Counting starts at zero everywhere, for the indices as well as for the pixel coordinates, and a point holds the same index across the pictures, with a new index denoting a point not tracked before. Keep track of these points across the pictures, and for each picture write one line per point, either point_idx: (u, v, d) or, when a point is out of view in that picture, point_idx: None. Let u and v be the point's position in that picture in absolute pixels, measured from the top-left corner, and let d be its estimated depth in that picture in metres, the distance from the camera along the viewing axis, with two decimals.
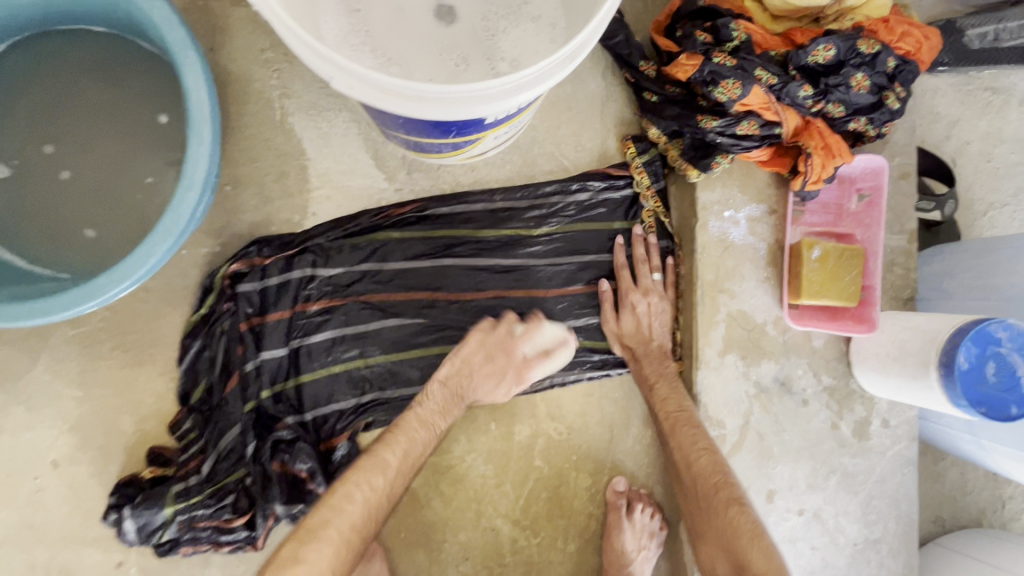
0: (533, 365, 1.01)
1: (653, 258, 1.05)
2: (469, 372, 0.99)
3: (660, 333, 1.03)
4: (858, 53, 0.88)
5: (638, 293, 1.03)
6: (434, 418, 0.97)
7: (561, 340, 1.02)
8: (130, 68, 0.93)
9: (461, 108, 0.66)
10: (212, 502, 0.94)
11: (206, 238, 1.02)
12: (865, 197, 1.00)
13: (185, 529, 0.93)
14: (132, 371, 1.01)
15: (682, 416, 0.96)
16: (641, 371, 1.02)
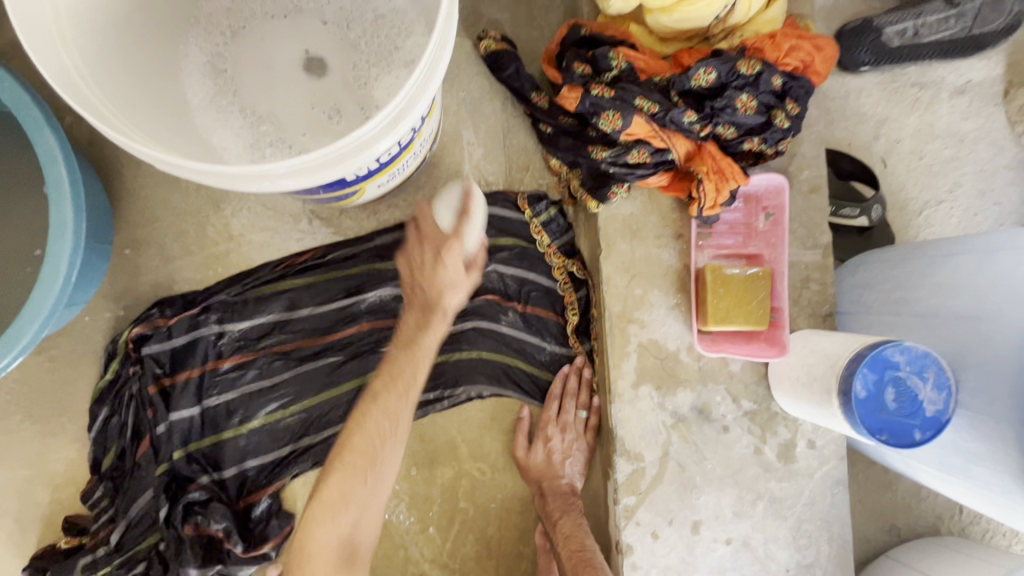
0: (461, 230, 0.79)
1: (582, 393, 1.04)
2: (417, 269, 0.79)
3: (570, 470, 1.03)
4: (739, 75, 0.86)
5: (556, 426, 1.03)
6: (415, 338, 0.80)
7: (466, 192, 0.84)
8: (14, 141, 0.93)
9: (307, 175, 0.66)
10: (123, 572, 0.94)
11: (110, 303, 1.02)
12: (771, 215, 0.97)
13: None
14: (44, 442, 1.01)
15: (582, 556, 0.90)
16: (546, 506, 1.00)
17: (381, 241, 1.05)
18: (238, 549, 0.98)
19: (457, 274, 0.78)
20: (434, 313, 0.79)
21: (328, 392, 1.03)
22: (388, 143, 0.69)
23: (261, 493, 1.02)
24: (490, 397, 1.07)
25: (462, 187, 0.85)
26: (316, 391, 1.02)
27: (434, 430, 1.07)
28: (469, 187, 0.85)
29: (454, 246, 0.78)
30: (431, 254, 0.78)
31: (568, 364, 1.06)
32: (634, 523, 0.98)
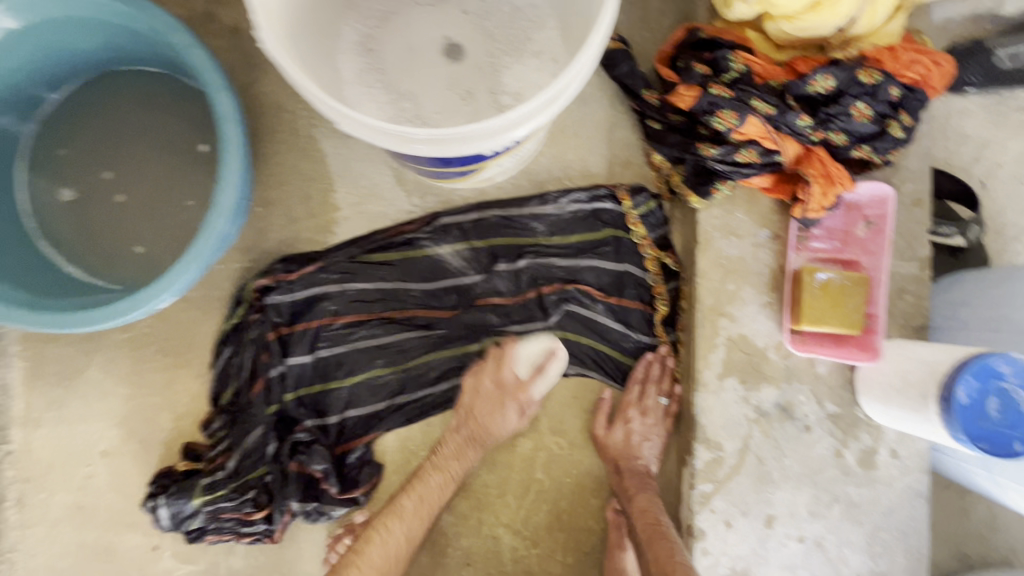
0: (530, 386, 1.09)
1: (664, 379, 1.08)
2: (474, 415, 1.08)
3: (648, 453, 1.07)
4: (858, 83, 0.89)
5: (637, 409, 1.08)
6: (449, 463, 1.07)
7: (550, 352, 1.10)
8: (178, 103, 1.05)
9: (442, 147, 0.72)
10: (235, 496, 1.02)
11: (240, 255, 1.12)
12: (872, 224, 0.99)
13: (211, 519, 1.03)
14: (172, 373, 1.12)
15: (658, 529, 0.96)
16: (622, 483, 1.05)
17: (484, 218, 1.12)
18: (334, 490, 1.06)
19: (515, 424, 1.08)
20: (472, 448, 1.08)
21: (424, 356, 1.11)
22: (522, 134, 0.75)
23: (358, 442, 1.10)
24: (573, 376, 1.13)
25: (540, 342, 1.10)
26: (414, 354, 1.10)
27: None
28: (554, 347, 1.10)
29: (517, 400, 1.08)
30: (498, 396, 1.08)
31: (652, 352, 1.10)
32: (709, 509, 1.01)
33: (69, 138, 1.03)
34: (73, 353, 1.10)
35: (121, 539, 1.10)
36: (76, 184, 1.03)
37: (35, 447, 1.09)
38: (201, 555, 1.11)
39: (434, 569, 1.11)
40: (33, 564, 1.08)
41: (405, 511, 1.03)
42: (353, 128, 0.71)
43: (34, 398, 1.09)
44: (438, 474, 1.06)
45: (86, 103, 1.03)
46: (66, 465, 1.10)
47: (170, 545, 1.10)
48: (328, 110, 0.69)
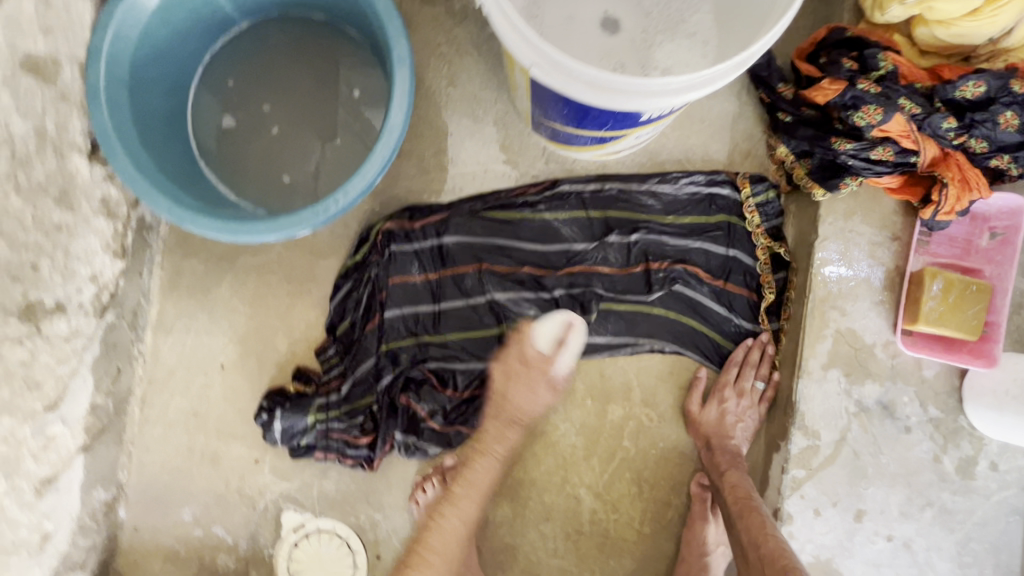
0: (554, 358, 1.10)
1: (763, 365, 1.11)
2: (505, 391, 1.09)
3: (739, 434, 1.09)
4: (1010, 92, 0.91)
5: (733, 390, 1.10)
6: (492, 446, 1.08)
7: (570, 325, 1.11)
8: (337, 49, 1.13)
9: (605, 96, 0.75)
10: (347, 419, 1.11)
11: (369, 197, 1.19)
12: (998, 235, 1.00)
13: (321, 437, 1.11)
14: (292, 300, 1.19)
15: (750, 503, 0.98)
16: (712, 459, 1.07)
17: (603, 189, 1.17)
18: (437, 428, 1.13)
19: (542, 395, 1.09)
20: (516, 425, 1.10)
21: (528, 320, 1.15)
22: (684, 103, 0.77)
23: (455, 390, 1.14)
24: (670, 353, 1.15)
25: (559, 316, 1.11)
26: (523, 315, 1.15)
27: (613, 373, 1.16)
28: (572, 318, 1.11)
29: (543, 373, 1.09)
30: (532, 384, 1.08)
31: (752, 338, 1.13)
32: (800, 495, 1.02)
33: (237, 70, 1.12)
34: (208, 269, 1.18)
35: (228, 448, 1.17)
36: (239, 113, 1.11)
37: (162, 351, 1.17)
38: (297, 474, 1.17)
39: (514, 520, 1.15)
40: (147, 459, 1.16)
41: (466, 512, 1.06)
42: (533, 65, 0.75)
43: (168, 306, 1.17)
44: (485, 476, 1.08)
45: (256, 41, 1.12)
46: (187, 372, 1.17)
47: (271, 460, 1.17)
48: (515, 37, 0.73)
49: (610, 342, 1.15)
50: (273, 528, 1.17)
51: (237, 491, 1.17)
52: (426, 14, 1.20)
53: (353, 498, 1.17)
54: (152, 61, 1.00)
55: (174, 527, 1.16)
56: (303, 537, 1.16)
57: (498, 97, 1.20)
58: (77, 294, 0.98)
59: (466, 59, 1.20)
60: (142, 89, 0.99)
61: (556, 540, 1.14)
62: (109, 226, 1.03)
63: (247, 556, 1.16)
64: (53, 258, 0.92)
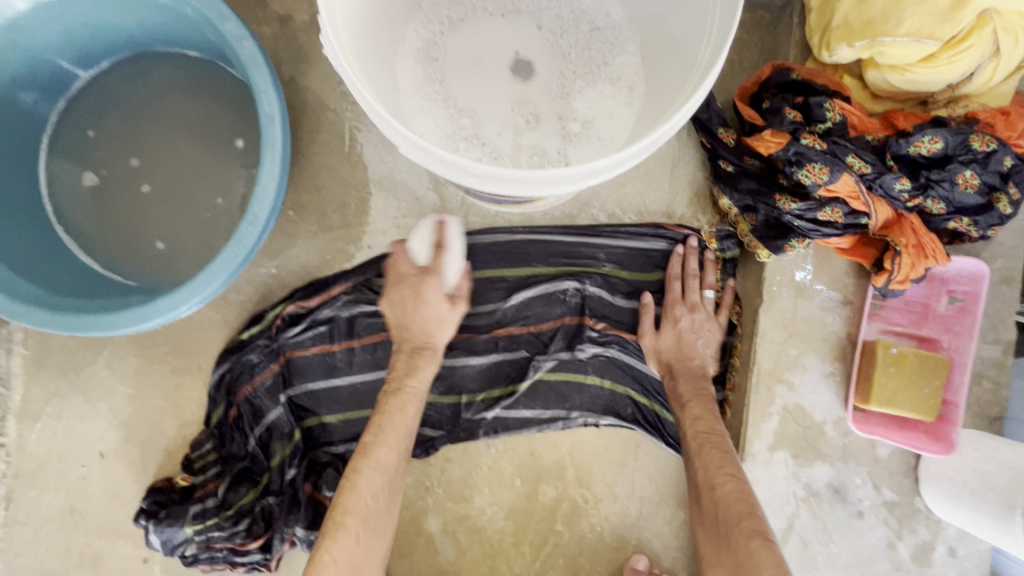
0: (437, 267, 0.91)
1: (707, 272, 0.99)
2: (411, 308, 0.92)
3: (704, 350, 0.97)
4: (969, 149, 0.80)
5: (683, 306, 0.98)
6: (404, 382, 0.91)
7: (438, 226, 0.91)
8: (216, 93, 0.97)
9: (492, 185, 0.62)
10: (229, 524, 0.95)
11: (264, 259, 1.05)
12: (956, 301, 0.90)
13: (203, 548, 0.96)
14: (181, 378, 1.05)
15: (711, 437, 0.89)
16: (675, 388, 0.95)
17: (530, 244, 1.04)
18: None
19: (444, 311, 0.92)
20: (424, 359, 0.92)
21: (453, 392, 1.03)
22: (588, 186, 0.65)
23: None
24: (607, 426, 1.04)
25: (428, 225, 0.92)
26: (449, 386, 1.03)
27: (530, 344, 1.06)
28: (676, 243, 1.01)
29: (431, 284, 0.90)
30: (413, 296, 0.91)
31: (681, 245, 1.01)
32: None
33: (99, 119, 0.96)
34: (78, 345, 1.03)
35: (111, 548, 1.04)
36: (102, 169, 0.96)
37: (30, 441, 1.02)
38: (191, 575, 1.04)
39: None
40: (17, 564, 1.02)
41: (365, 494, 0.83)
42: (404, 146, 0.61)
43: (34, 390, 1.02)
44: (393, 458, 0.86)
45: (119, 83, 0.96)
46: (60, 464, 1.03)
47: (160, 559, 1.04)
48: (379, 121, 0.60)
49: (539, 417, 1.04)
50: None
51: None
52: None
53: None
54: None
55: None
56: None
57: None
58: None
59: None
60: None
61: None
62: None
63: None
64: None
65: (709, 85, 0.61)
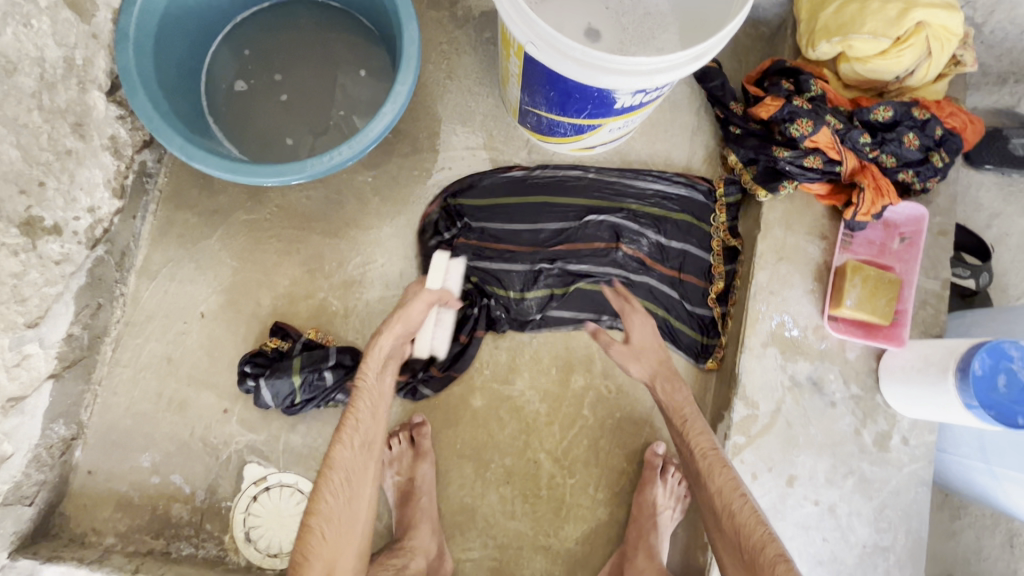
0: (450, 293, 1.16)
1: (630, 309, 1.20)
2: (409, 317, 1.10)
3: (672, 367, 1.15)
4: (911, 118, 1.12)
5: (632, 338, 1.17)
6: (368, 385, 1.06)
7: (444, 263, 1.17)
8: (349, 34, 1.25)
9: (591, 72, 0.87)
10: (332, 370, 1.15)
11: (363, 169, 1.29)
12: (906, 239, 1.18)
13: (313, 390, 1.15)
14: (280, 257, 1.25)
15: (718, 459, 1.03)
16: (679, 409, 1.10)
17: (581, 177, 1.29)
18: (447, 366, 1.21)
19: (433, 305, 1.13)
20: (388, 366, 1.10)
21: (527, 290, 1.23)
22: (654, 87, 0.90)
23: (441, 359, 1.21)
24: None
25: (437, 259, 1.16)
26: (522, 285, 1.23)
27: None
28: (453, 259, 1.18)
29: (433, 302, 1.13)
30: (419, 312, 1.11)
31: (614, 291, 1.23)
32: (740, 459, 1.12)
33: (258, 42, 1.22)
34: (199, 221, 1.23)
35: (197, 397, 1.19)
36: (252, 80, 1.21)
37: (143, 296, 1.20)
38: (264, 426, 1.19)
39: (476, 480, 1.20)
40: (112, 402, 1.16)
41: (345, 461, 1.01)
42: (530, 43, 0.88)
43: (156, 253, 1.21)
44: (351, 459, 1.02)
45: (276, 18, 1.23)
46: (165, 318, 1.20)
47: (239, 411, 1.19)
48: (517, 22, 0.87)
49: (575, 317, 1.25)
50: (233, 479, 1.17)
51: (202, 440, 1.18)
52: (432, 16, 1.35)
53: (318, 454, 1.19)
54: (178, 22, 1.10)
55: (131, 473, 1.15)
56: (263, 491, 1.17)
57: (489, 92, 1.34)
58: (74, 221, 1.01)
59: (463, 57, 1.34)
60: (167, 43, 1.08)
61: (514, 502, 1.20)
62: (114, 163, 1.08)
63: (203, 507, 1.16)
64: (60, 181, 0.97)
65: (742, 18, 0.88)
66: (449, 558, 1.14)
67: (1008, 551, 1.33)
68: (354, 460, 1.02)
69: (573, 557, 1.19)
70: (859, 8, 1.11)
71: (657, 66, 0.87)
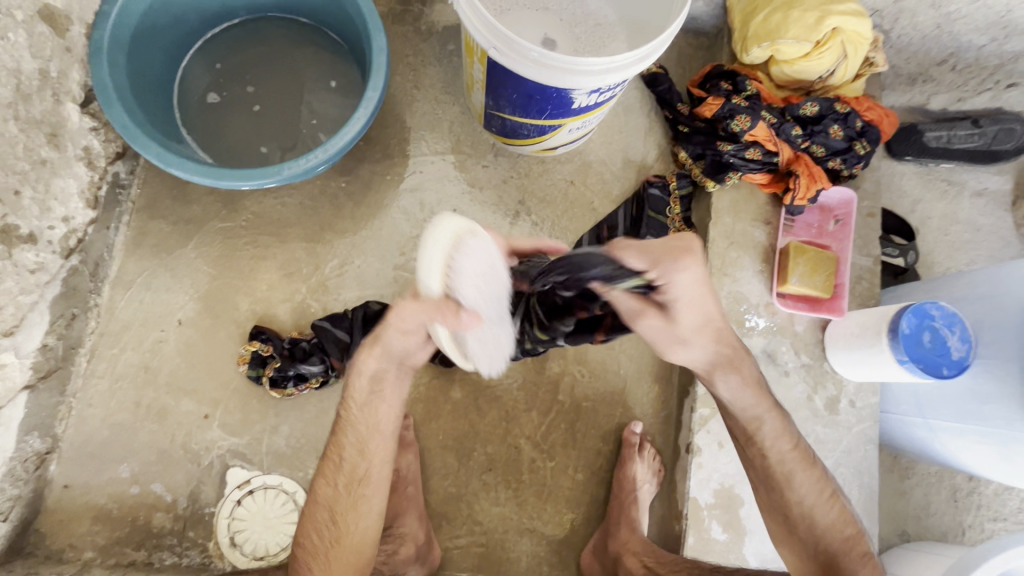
0: (451, 289, 0.82)
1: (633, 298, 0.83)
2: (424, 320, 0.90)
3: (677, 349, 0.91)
4: (835, 111, 1.26)
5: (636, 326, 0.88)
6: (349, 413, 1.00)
7: (455, 239, 0.81)
8: (318, 47, 1.30)
9: (549, 73, 0.97)
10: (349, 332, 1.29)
11: (337, 176, 1.34)
12: (839, 221, 1.31)
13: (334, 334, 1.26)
14: (257, 263, 1.27)
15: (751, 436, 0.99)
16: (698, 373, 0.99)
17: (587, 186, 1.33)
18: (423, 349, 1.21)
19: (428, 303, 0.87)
20: (379, 392, 1.00)
21: None
22: (607, 86, 1.00)
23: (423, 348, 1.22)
24: None
25: (433, 233, 0.80)
26: None
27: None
28: (465, 231, 0.82)
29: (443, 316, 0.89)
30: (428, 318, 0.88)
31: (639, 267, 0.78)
32: (706, 429, 1.20)
33: (229, 58, 1.27)
34: (174, 230, 1.25)
35: (176, 404, 1.19)
36: (225, 92, 1.26)
37: (117, 307, 1.20)
38: (246, 430, 1.20)
39: (459, 469, 1.24)
40: (88, 413, 1.16)
41: (329, 494, 0.98)
42: (493, 49, 0.97)
43: (129, 263, 1.22)
44: (337, 486, 0.98)
45: (247, 33, 1.29)
46: (142, 328, 1.21)
47: (220, 415, 1.20)
48: (480, 29, 0.96)
49: None
50: (217, 484, 1.17)
51: (182, 447, 1.18)
52: (398, 31, 1.43)
53: (302, 453, 1.20)
54: (151, 38, 1.14)
55: (110, 484, 1.14)
56: (247, 494, 1.17)
57: (455, 100, 1.41)
58: (49, 231, 1.04)
59: (429, 68, 1.42)
60: (139, 57, 1.12)
61: (497, 489, 1.24)
62: (87, 174, 1.11)
63: (186, 514, 1.16)
64: (36, 190, 0.99)
65: (680, 23, 0.99)
66: (437, 545, 1.18)
67: (953, 504, 1.45)
68: (340, 489, 0.98)
69: (556, 536, 1.23)
70: (783, 16, 1.25)
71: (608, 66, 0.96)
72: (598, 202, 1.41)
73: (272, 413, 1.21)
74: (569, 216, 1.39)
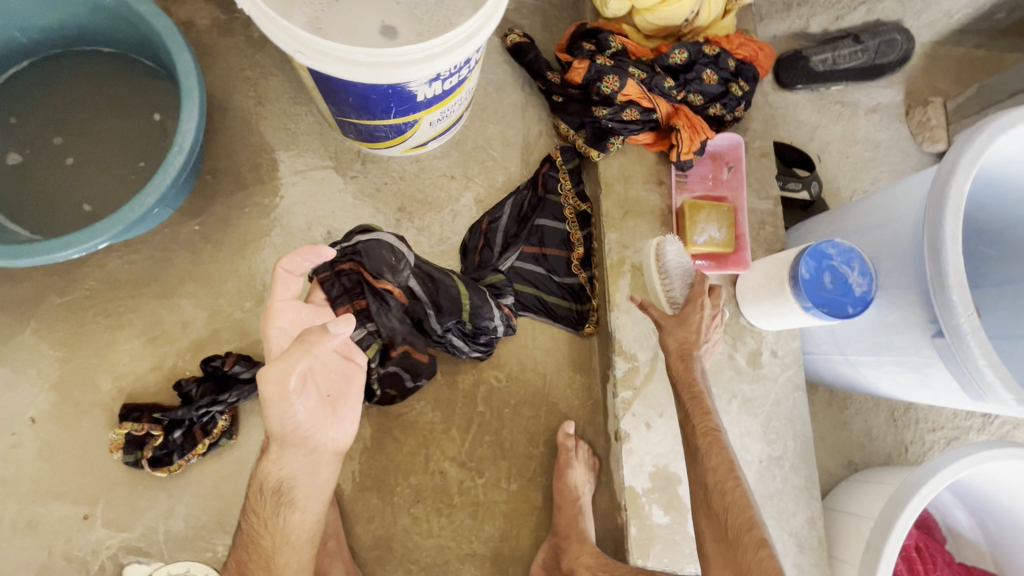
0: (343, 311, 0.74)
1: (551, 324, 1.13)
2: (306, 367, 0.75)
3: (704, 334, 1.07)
4: (705, 55, 1.19)
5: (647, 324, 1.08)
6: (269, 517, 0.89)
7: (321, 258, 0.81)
8: (128, 75, 1.14)
9: (370, 70, 0.85)
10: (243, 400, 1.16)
11: (188, 219, 1.19)
12: (731, 167, 1.25)
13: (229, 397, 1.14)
14: (112, 335, 1.13)
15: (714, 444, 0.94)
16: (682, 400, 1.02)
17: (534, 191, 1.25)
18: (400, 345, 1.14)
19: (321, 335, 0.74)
20: (286, 504, 0.88)
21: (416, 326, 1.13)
22: (441, 74, 0.90)
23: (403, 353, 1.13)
24: (523, 317, 1.25)
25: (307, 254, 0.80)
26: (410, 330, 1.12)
27: None
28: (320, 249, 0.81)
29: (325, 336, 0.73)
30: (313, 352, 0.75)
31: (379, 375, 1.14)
32: (631, 413, 1.14)
33: (26, 109, 1.11)
34: (6, 318, 1.11)
35: (47, 511, 1.06)
36: (27, 149, 1.10)
37: None
38: (136, 520, 1.08)
39: (385, 509, 1.15)
40: None
41: None
42: (299, 53, 0.84)
43: None
44: None
45: (42, 77, 1.12)
46: None
47: (102, 513, 1.07)
48: (279, 34, 0.83)
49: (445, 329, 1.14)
50: None
51: (64, 557, 1.05)
52: (227, 44, 1.27)
53: (205, 532, 1.09)
54: None
55: None
56: None
57: (308, 110, 1.27)
58: None
59: (272, 80, 1.27)
60: None
61: (429, 520, 1.16)
62: None
63: None
64: None
65: None
66: None
67: (894, 424, 1.45)
68: None
69: (498, 554, 1.16)
70: None
71: (434, 51, 0.85)
72: (485, 193, 1.30)
73: (162, 496, 1.09)
74: (457, 214, 1.29)
